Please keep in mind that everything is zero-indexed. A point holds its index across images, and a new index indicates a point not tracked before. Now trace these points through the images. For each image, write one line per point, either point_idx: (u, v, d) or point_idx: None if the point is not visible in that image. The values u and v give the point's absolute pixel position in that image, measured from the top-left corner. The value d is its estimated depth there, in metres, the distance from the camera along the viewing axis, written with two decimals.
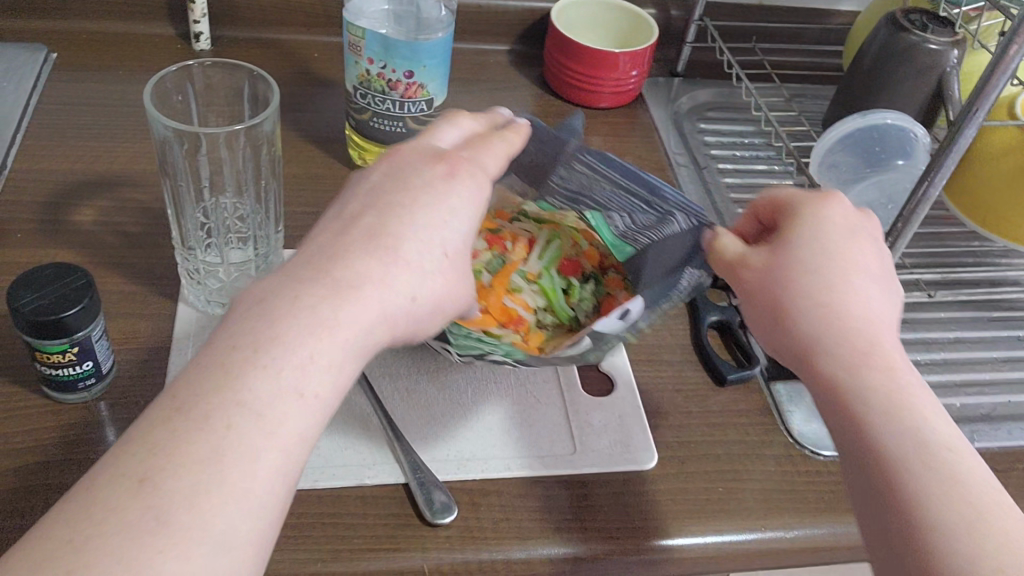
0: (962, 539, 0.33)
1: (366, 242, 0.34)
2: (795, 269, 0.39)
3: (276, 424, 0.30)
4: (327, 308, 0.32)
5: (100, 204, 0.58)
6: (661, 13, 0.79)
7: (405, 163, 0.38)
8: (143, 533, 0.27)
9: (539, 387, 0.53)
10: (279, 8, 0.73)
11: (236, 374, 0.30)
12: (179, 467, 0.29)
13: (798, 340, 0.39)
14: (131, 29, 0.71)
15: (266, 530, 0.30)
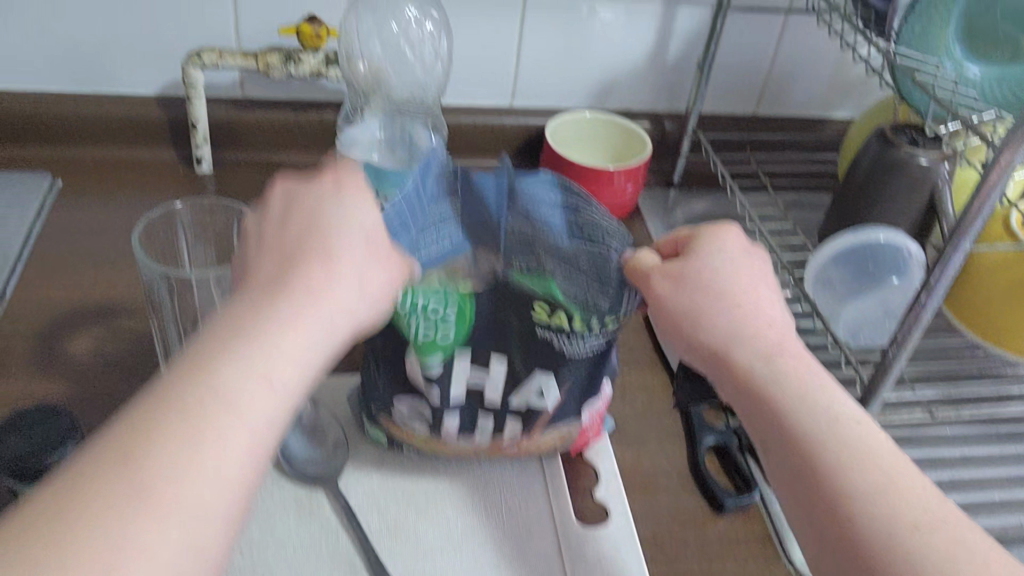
0: (876, 499, 0.35)
1: (297, 270, 0.38)
2: (704, 280, 0.42)
3: (226, 441, 0.31)
4: (264, 333, 0.35)
5: (95, 333, 0.58)
6: (655, 125, 0.81)
7: (303, 193, 0.41)
8: (138, 500, 0.29)
9: (530, 518, 0.51)
10: (280, 130, 0.74)
11: (208, 362, 0.33)
12: (130, 494, 0.29)
13: (713, 342, 0.41)
14: (136, 154, 0.73)
15: (242, 503, 0.32)
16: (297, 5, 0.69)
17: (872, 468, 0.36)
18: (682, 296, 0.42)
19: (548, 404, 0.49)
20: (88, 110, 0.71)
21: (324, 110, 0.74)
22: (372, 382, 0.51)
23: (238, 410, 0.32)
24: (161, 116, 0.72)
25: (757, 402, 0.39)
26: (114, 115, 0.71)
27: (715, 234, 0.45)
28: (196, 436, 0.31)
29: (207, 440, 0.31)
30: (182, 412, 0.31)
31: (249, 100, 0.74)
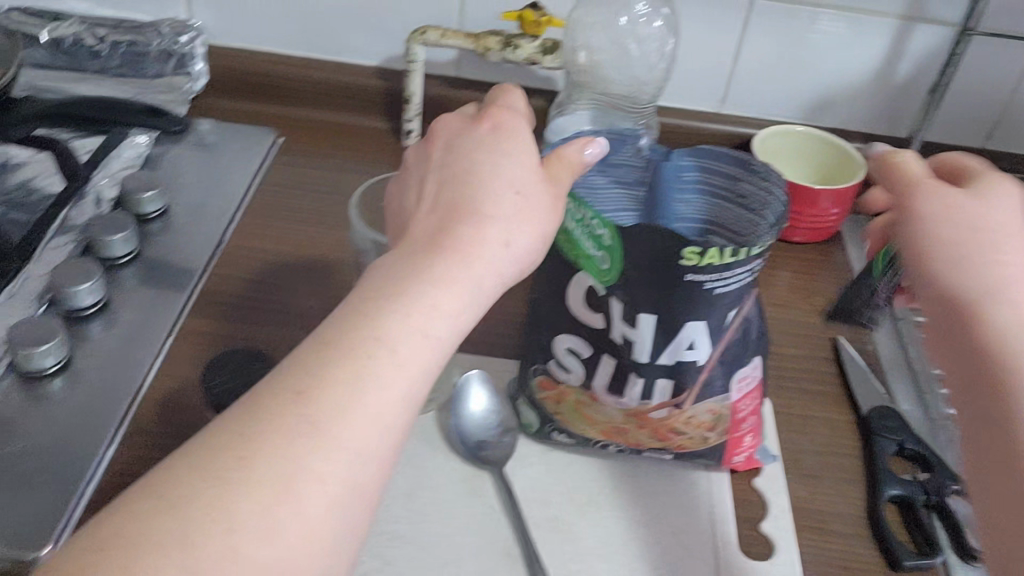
0: None
1: (447, 224, 0.36)
2: (971, 215, 0.40)
3: (371, 403, 0.32)
4: (412, 298, 0.34)
5: (297, 287, 0.62)
6: (870, 148, 0.76)
7: (465, 138, 0.39)
8: (274, 485, 0.30)
9: (692, 539, 0.49)
10: None
11: (356, 335, 0.33)
12: (288, 448, 0.30)
13: (971, 280, 0.38)
14: (352, 122, 0.77)
15: (365, 499, 0.32)
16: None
17: None
18: (948, 223, 0.40)
19: (698, 359, 0.46)
20: (315, 76, 0.76)
21: (532, 96, 0.75)
22: (530, 343, 0.50)
23: (380, 388, 0.32)
24: (379, 87, 0.76)
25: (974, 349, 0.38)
26: (337, 82, 0.76)
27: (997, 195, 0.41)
28: (348, 399, 0.32)
29: (351, 408, 0.32)
30: (336, 374, 0.32)
31: (461, 79, 0.76)
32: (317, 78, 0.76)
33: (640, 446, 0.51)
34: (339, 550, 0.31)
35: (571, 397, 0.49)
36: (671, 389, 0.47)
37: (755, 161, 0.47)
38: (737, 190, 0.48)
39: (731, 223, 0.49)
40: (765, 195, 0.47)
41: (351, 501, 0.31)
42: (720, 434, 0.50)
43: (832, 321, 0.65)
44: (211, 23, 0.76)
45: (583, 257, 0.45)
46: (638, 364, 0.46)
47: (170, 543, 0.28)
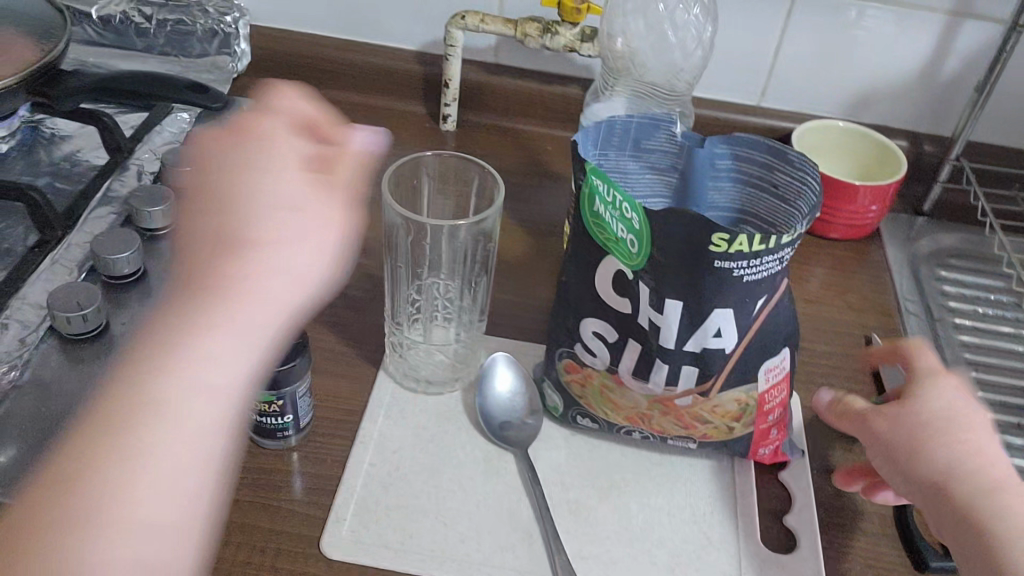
0: None
1: (230, 255, 0.42)
2: (931, 427, 0.45)
3: (146, 441, 0.36)
4: (176, 344, 0.39)
5: None
6: (912, 146, 0.75)
7: (237, 155, 0.48)
8: (68, 530, 0.34)
9: (714, 529, 0.49)
10: (524, 100, 0.76)
11: (145, 376, 0.38)
12: (71, 490, 0.35)
13: (929, 474, 0.44)
14: (392, 106, 0.77)
15: (182, 536, 0.36)
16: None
17: None
18: (899, 434, 0.46)
19: (725, 347, 0.45)
20: (354, 58, 0.76)
21: (568, 85, 0.76)
22: (556, 326, 0.50)
23: (161, 424, 0.37)
24: (417, 72, 0.76)
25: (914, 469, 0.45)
26: (375, 66, 0.76)
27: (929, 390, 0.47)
28: (134, 451, 0.36)
29: (132, 444, 0.36)
30: (107, 428, 0.36)
31: (499, 66, 0.76)
32: (356, 61, 0.76)
33: (664, 434, 0.50)
34: None
35: (599, 382, 0.49)
36: (696, 376, 0.47)
37: (790, 152, 0.46)
38: (770, 180, 0.47)
39: (765, 214, 0.48)
40: (796, 187, 0.46)
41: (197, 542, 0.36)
42: (745, 425, 0.49)
43: (865, 320, 0.64)
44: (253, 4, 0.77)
45: (611, 241, 0.45)
46: (663, 349, 0.46)
47: None
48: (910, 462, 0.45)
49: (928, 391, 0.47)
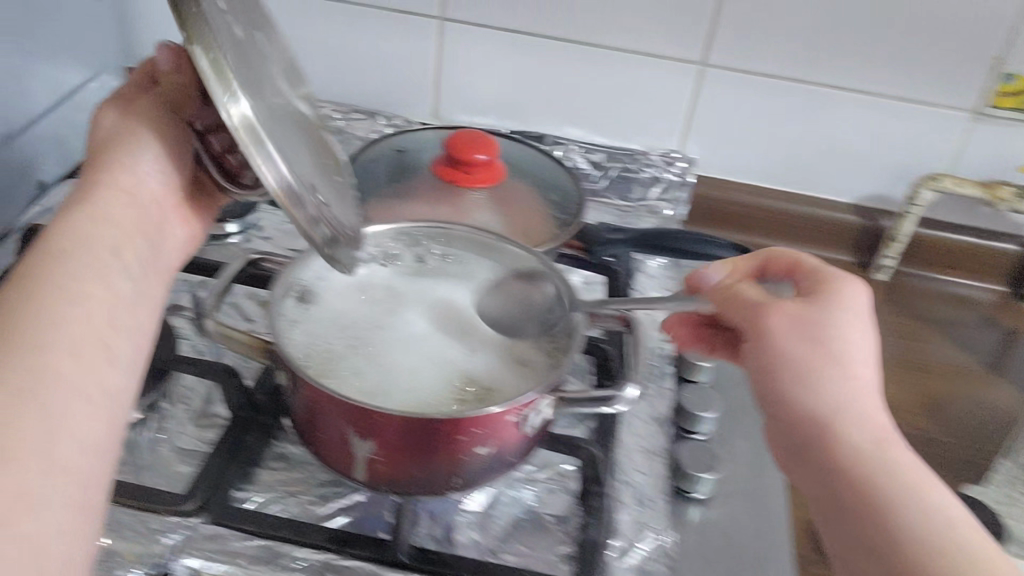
0: (887, 499, 0.38)
1: (835, 281, 0.47)
2: (804, 326, 0.44)
3: (867, 389, 0.43)
4: (849, 321, 0.45)
5: None
6: None
7: (827, 274, 0.48)
8: (895, 462, 0.40)
9: None
10: (960, 254, 0.82)
11: (840, 361, 0.43)
12: (900, 456, 0.40)
13: (816, 415, 0.42)
14: (821, 252, 0.84)
15: (882, 426, 0.41)
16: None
17: (910, 518, 0.37)
18: (829, 391, 0.42)
19: None
20: (795, 210, 0.83)
21: (1008, 243, 0.81)
22: None
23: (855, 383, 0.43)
24: (855, 224, 0.82)
25: (799, 396, 0.43)
26: (817, 217, 0.83)
27: (848, 283, 0.47)
28: (900, 457, 0.40)
29: (867, 393, 0.43)
30: (833, 366, 0.43)
31: (939, 221, 0.82)
32: (796, 213, 0.83)
33: None
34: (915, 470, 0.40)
35: None
36: None
37: None
38: None
39: None
40: None
41: (888, 443, 0.41)
42: None
43: None
44: (702, 155, 0.83)
45: None
46: None
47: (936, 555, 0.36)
48: (792, 401, 0.43)
49: (829, 312, 0.45)
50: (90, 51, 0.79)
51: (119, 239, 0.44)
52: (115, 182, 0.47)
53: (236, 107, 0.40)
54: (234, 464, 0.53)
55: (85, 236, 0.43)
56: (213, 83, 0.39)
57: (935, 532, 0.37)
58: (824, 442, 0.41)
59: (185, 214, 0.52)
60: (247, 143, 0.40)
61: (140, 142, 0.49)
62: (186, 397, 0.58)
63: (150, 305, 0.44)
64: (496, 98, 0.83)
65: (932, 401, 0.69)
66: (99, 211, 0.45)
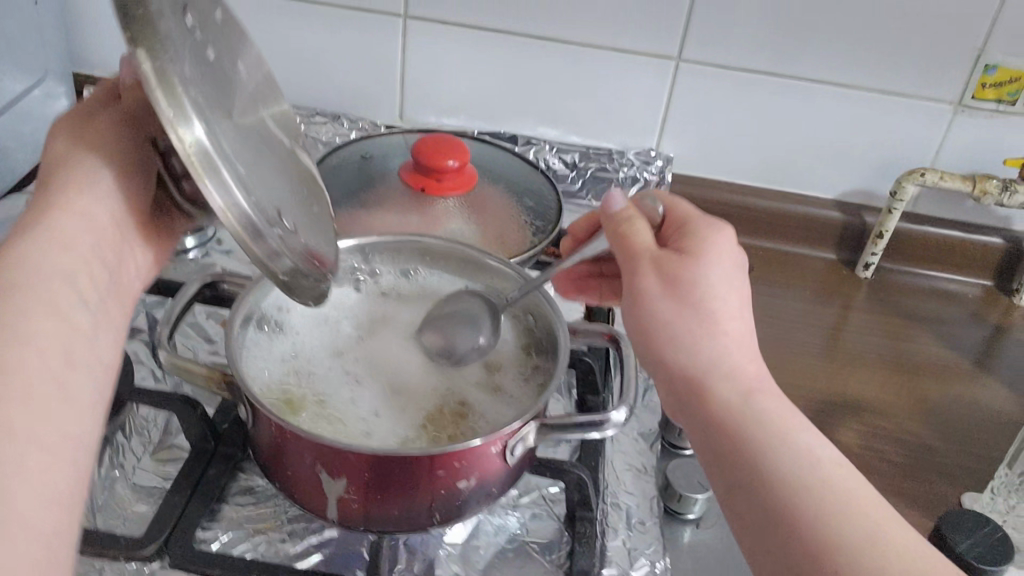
0: (760, 454, 0.40)
1: (704, 229, 0.47)
2: (680, 283, 0.45)
3: (735, 338, 0.44)
4: (718, 273, 0.45)
5: (858, 427, 0.63)
6: None
7: (693, 219, 0.49)
8: (768, 414, 0.42)
9: None
10: (943, 248, 0.80)
11: (709, 315, 0.44)
12: (771, 404, 0.42)
13: (691, 372, 0.44)
14: (804, 251, 0.82)
15: (751, 374, 0.43)
16: (1011, 137, 0.74)
17: (782, 471, 0.40)
18: (704, 351, 0.44)
19: None
20: (777, 208, 0.81)
21: (990, 236, 0.80)
22: None
23: (724, 334, 0.44)
24: (838, 221, 0.81)
25: (676, 354, 0.44)
26: (799, 216, 0.81)
27: (715, 229, 0.47)
28: (771, 406, 0.42)
29: (735, 343, 0.44)
30: (700, 321, 0.44)
31: (920, 216, 0.80)
32: (778, 211, 0.81)
33: None
34: (786, 416, 0.42)
35: None
36: None
37: None
38: None
39: None
40: None
41: (760, 392, 0.43)
42: None
43: None
44: (681, 153, 0.81)
45: None
46: None
47: (803, 507, 0.38)
48: (668, 359, 0.44)
49: (705, 266, 0.45)
50: (33, 56, 0.74)
51: (76, 269, 0.42)
52: (75, 206, 0.43)
53: (187, 132, 0.36)
54: (197, 501, 0.50)
55: (36, 266, 0.40)
56: (163, 103, 0.35)
57: (804, 482, 0.39)
58: (698, 397, 0.43)
59: (148, 233, 0.49)
60: (200, 169, 0.36)
61: (95, 155, 0.45)
62: (144, 428, 0.54)
63: (109, 339, 0.43)
64: (466, 99, 0.80)
65: (923, 404, 0.67)
66: (56, 239, 0.42)
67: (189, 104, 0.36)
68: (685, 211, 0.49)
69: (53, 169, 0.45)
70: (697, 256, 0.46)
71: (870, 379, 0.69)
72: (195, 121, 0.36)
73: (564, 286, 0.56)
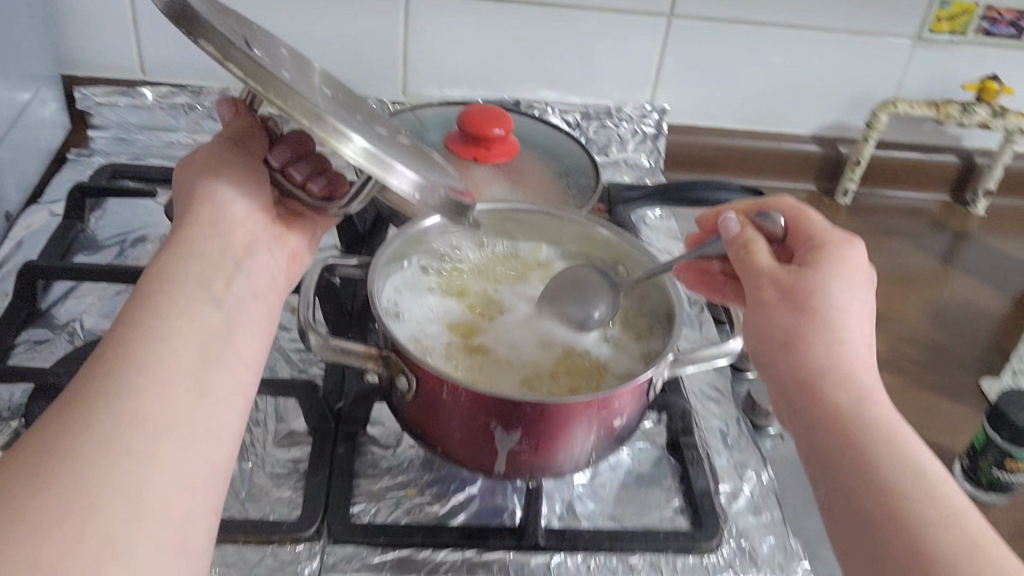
0: (870, 453, 0.39)
1: (834, 246, 0.47)
2: (802, 295, 0.45)
3: (857, 346, 0.44)
4: (845, 287, 0.46)
5: (880, 335, 0.71)
6: None
7: (820, 239, 0.49)
8: (884, 420, 0.41)
9: None
10: (909, 169, 0.89)
11: (832, 321, 0.44)
12: (889, 413, 0.41)
13: (806, 368, 0.43)
14: (787, 184, 0.89)
15: (873, 383, 0.43)
16: (963, 64, 0.83)
17: (891, 473, 0.39)
18: (819, 353, 0.43)
19: None
20: (762, 146, 0.87)
21: (947, 154, 0.89)
22: None
23: (845, 341, 0.44)
24: (816, 153, 0.88)
25: (792, 354, 0.44)
26: (782, 151, 0.88)
27: (847, 249, 0.47)
28: (888, 415, 0.41)
29: (857, 352, 0.44)
30: (820, 323, 0.44)
31: (886, 142, 0.89)
32: (764, 149, 0.87)
33: None
34: (902, 427, 0.41)
35: None
36: None
37: None
38: None
39: None
40: None
41: (879, 400, 0.42)
42: None
43: None
44: (672, 104, 0.86)
45: None
46: None
47: (910, 509, 0.37)
48: (783, 358, 0.44)
49: (829, 281, 0.45)
50: (24, 61, 0.71)
51: (208, 272, 0.41)
52: (205, 219, 0.44)
53: (351, 145, 0.40)
54: (338, 478, 0.51)
55: (169, 274, 0.40)
56: (320, 134, 0.39)
57: (913, 490, 0.38)
58: (810, 394, 0.43)
59: (281, 231, 0.49)
60: (376, 171, 0.40)
61: (214, 178, 0.46)
62: (261, 419, 0.55)
63: (251, 334, 0.41)
64: (468, 68, 0.82)
65: (925, 310, 0.76)
66: (186, 250, 0.42)
67: (337, 122, 0.39)
68: (820, 226, 0.50)
69: (185, 196, 0.46)
70: (824, 272, 0.46)
71: (876, 292, 0.77)
72: (349, 133, 0.40)
73: (683, 275, 0.58)
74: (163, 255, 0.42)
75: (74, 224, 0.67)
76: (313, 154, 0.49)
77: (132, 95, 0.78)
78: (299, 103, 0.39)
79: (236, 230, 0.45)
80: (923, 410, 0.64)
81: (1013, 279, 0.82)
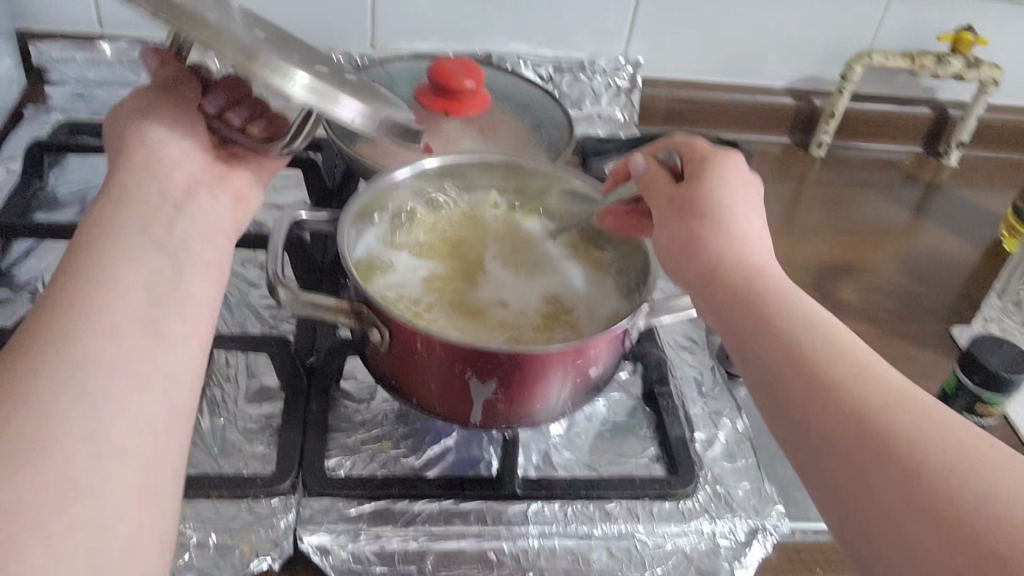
0: (782, 332, 0.39)
1: (716, 156, 0.48)
2: (693, 202, 0.46)
3: (752, 242, 0.44)
4: (732, 189, 0.46)
5: (854, 285, 0.72)
6: None
7: (704, 150, 0.49)
8: (791, 301, 0.40)
9: None
10: (883, 122, 0.89)
11: (723, 220, 0.45)
12: (796, 296, 0.41)
13: (709, 264, 0.43)
14: (761, 137, 0.89)
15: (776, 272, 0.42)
16: (936, 15, 0.83)
17: (813, 348, 0.37)
18: (717, 249, 0.43)
19: None
20: (736, 99, 0.87)
21: (920, 106, 0.89)
22: None
23: (741, 237, 0.44)
24: (790, 107, 0.88)
25: (693, 254, 0.44)
26: (756, 105, 0.87)
27: (727, 156, 0.48)
28: (797, 296, 0.41)
29: (754, 248, 0.44)
30: (711, 221, 0.44)
31: (859, 95, 0.88)
32: (738, 102, 0.87)
33: None
34: (812, 306, 0.40)
35: None
36: None
37: None
38: None
39: None
40: None
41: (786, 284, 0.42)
42: None
43: None
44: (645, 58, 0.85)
45: None
46: None
47: (833, 376, 0.36)
48: (686, 260, 0.44)
49: (714, 185, 0.46)
50: None
51: (150, 215, 0.40)
52: (141, 167, 0.43)
53: (292, 83, 0.40)
54: (313, 435, 0.51)
55: (109, 220, 0.39)
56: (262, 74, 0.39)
57: (831, 356, 0.37)
58: (716, 286, 0.42)
59: (225, 175, 0.48)
60: (322, 105, 0.41)
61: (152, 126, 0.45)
62: (232, 376, 0.54)
63: (202, 273, 0.41)
64: (439, 22, 0.80)
65: (897, 260, 0.76)
66: (124, 196, 0.41)
67: (274, 59, 0.40)
68: (702, 143, 0.50)
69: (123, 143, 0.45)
70: (708, 176, 0.47)
71: (849, 244, 0.77)
72: (290, 69, 0.40)
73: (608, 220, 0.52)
74: (103, 201, 0.41)
75: (33, 181, 0.66)
76: (248, 98, 0.49)
77: (88, 49, 0.76)
78: (227, 41, 0.39)
79: (176, 173, 0.44)
80: (897, 358, 0.65)
81: (985, 230, 0.82)
